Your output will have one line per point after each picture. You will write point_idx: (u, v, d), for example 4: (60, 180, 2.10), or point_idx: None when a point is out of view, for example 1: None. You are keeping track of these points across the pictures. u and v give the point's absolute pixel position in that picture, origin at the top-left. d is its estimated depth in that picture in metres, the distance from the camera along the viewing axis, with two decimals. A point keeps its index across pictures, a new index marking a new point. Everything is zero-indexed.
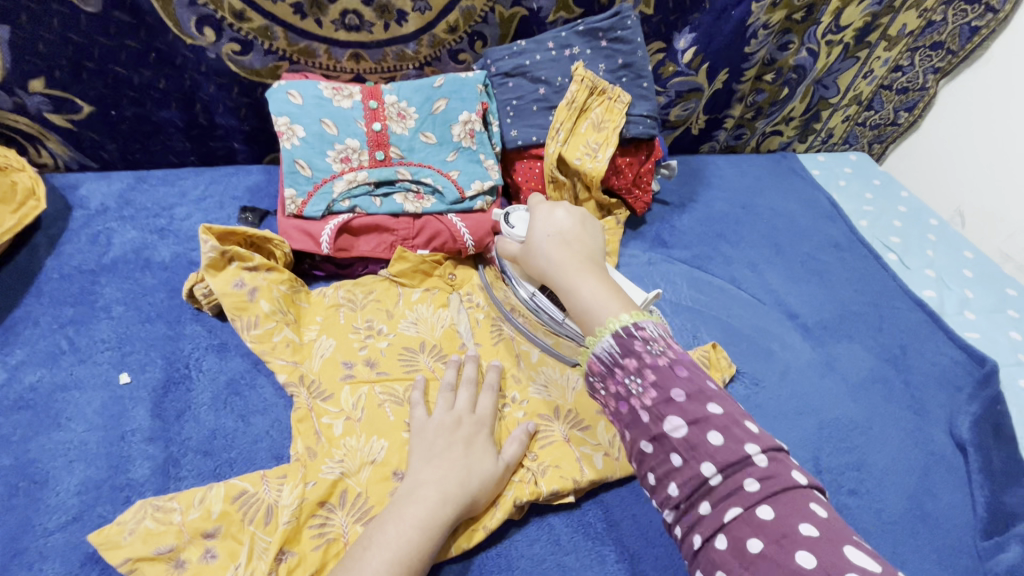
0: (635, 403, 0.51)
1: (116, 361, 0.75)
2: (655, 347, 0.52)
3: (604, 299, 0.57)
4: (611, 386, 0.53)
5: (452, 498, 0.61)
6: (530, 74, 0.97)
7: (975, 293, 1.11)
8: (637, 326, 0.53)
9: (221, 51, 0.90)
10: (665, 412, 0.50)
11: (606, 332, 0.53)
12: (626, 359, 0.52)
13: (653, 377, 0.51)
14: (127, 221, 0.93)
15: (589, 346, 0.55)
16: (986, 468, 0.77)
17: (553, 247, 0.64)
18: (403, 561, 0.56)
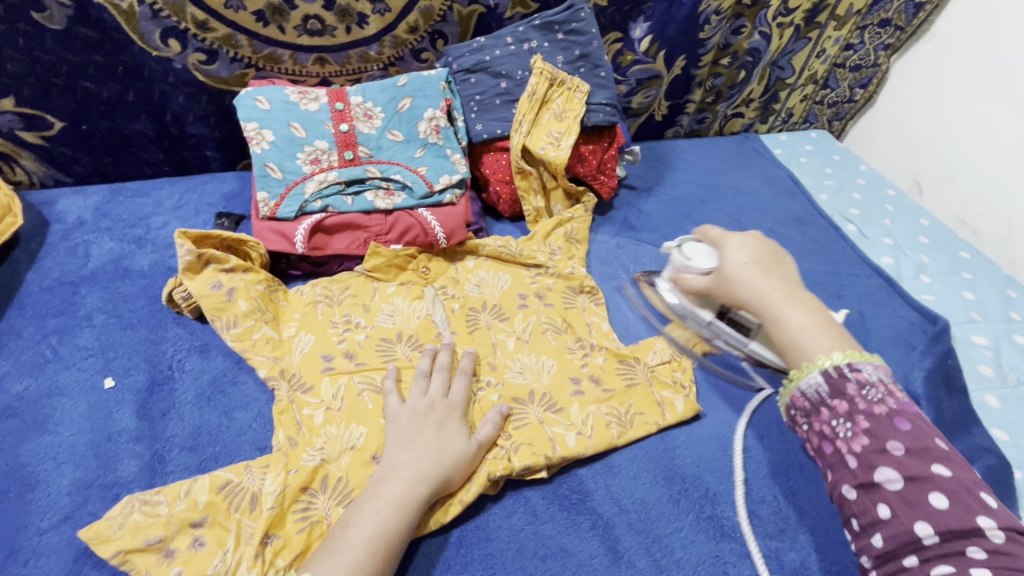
0: (841, 445, 0.57)
1: (100, 366, 0.77)
2: (873, 394, 0.57)
3: (821, 330, 0.66)
4: (817, 422, 0.60)
5: (426, 477, 0.64)
6: (490, 69, 1.01)
7: (931, 257, 1.16)
8: (850, 366, 0.60)
9: (187, 61, 0.93)
10: (873, 455, 0.55)
11: (816, 370, 0.61)
12: (837, 401, 0.59)
13: (864, 422, 0.56)
14: (105, 233, 0.95)
15: (797, 381, 0.63)
16: (938, 419, 0.82)
17: (748, 288, 0.71)
18: (380, 538, 0.59)
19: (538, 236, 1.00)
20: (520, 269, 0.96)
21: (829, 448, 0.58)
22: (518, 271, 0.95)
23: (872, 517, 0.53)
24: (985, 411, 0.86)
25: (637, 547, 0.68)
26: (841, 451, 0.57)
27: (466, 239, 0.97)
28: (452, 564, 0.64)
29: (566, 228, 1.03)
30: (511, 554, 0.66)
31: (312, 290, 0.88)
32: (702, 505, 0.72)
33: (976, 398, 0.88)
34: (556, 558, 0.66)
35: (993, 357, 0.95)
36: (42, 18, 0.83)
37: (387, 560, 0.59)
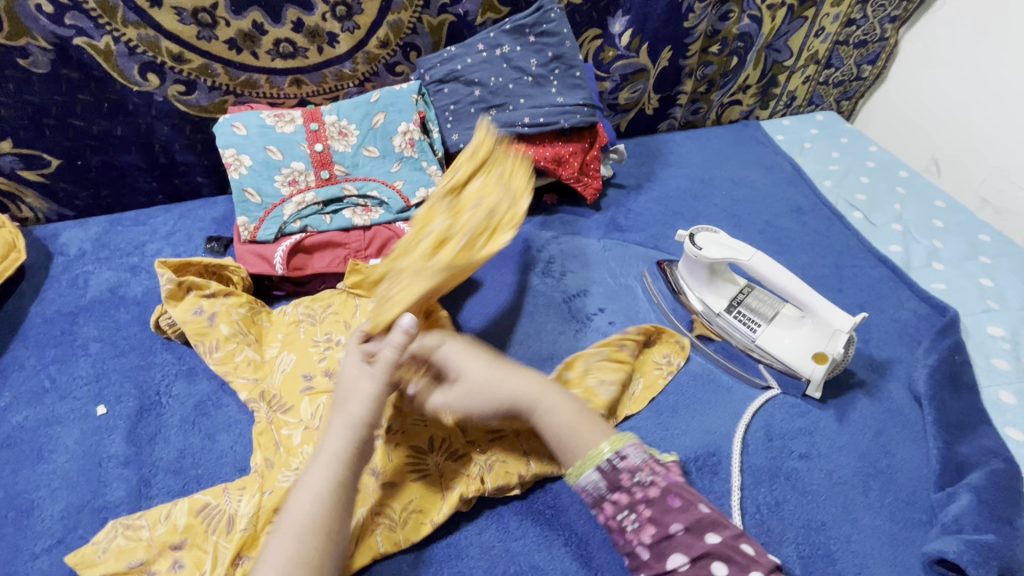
0: (627, 532, 0.60)
1: (94, 394, 0.81)
2: (643, 479, 0.61)
3: (578, 425, 0.65)
4: (603, 515, 0.62)
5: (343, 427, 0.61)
6: (463, 78, 1.00)
7: (945, 243, 1.09)
8: (619, 455, 0.62)
9: (168, 93, 0.96)
10: (663, 545, 0.58)
11: (591, 466, 0.62)
12: (616, 493, 0.61)
13: (644, 509, 0.59)
14: (103, 262, 1.00)
15: (573, 477, 0.63)
16: (941, 420, 0.77)
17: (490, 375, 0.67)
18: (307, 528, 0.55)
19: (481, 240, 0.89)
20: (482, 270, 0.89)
21: (622, 539, 0.61)
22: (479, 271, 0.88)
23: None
24: (998, 410, 0.80)
25: (611, 564, 0.66)
26: (634, 542, 0.60)
27: None
28: None
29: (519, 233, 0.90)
30: (482, 571, 0.65)
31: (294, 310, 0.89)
32: None
33: (989, 395, 0.82)
34: None
35: (1010, 349, 0.89)
36: (28, 64, 0.87)
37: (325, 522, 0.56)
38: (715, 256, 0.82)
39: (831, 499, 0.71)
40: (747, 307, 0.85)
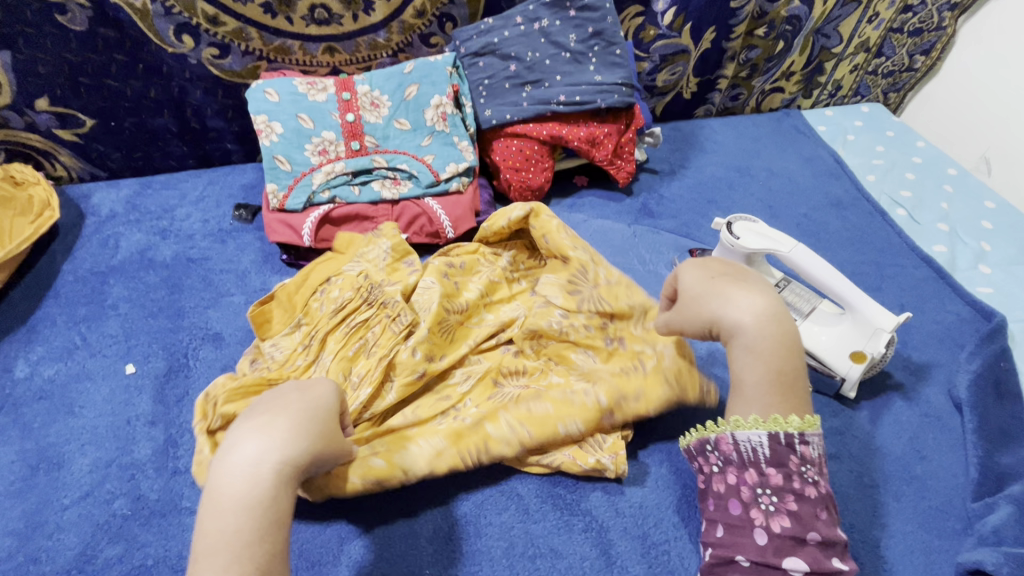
0: (754, 508, 0.58)
1: (123, 353, 0.82)
2: (809, 474, 0.58)
3: (781, 385, 0.60)
4: (736, 478, 0.60)
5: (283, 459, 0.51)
6: (499, 51, 0.97)
7: (993, 245, 1.04)
8: (803, 438, 0.58)
9: (201, 56, 0.95)
10: (789, 545, 0.56)
11: (767, 429, 0.59)
12: (772, 469, 0.58)
13: (791, 501, 0.57)
14: (133, 225, 1.00)
15: (734, 427, 0.60)
16: (982, 429, 0.74)
17: (741, 310, 0.60)
18: (248, 504, 0.49)
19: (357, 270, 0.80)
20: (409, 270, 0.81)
21: (740, 512, 0.59)
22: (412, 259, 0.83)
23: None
24: None
25: (630, 552, 0.65)
26: (755, 522, 0.58)
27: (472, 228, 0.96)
28: (440, 559, 0.64)
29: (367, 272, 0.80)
30: (500, 551, 0.65)
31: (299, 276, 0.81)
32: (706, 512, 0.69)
33: None
34: (546, 559, 0.65)
35: None
36: (66, 20, 0.87)
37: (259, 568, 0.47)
38: (755, 246, 0.79)
39: (862, 502, 0.69)
40: (783, 301, 0.82)
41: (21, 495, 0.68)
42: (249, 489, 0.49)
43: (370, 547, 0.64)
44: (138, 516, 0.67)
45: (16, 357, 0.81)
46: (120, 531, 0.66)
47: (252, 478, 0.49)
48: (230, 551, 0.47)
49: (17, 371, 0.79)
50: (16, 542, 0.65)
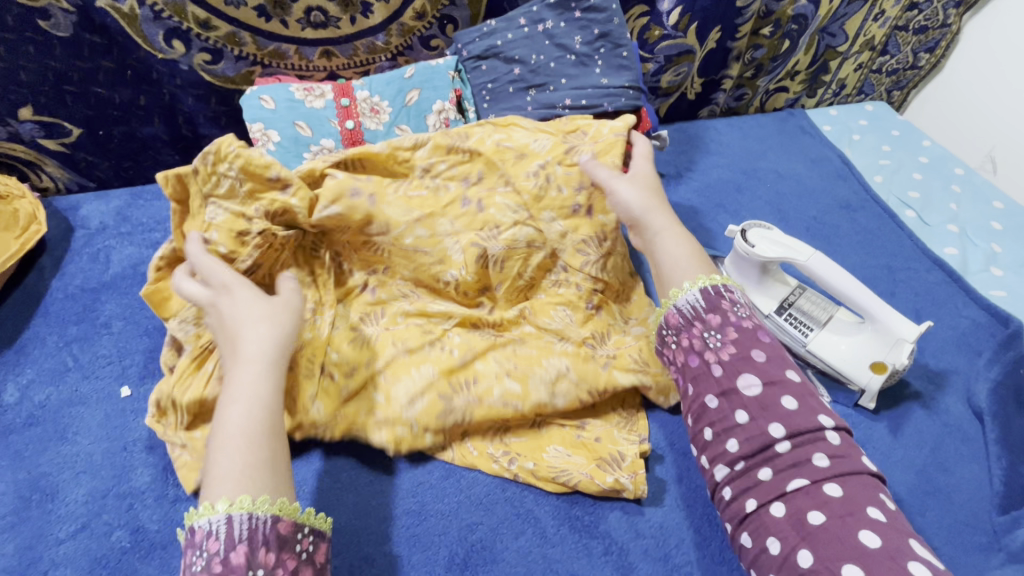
0: (707, 356, 0.62)
1: (117, 374, 0.79)
2: (740, 311, 0.63)
3: (687, 259, 0.70)
4: (687, 337, 0.64)
5: (262, 356, 0.59)
6: (503, 54, 0.94)
7: (1004, 246, 1.03)
8: (726, 288, 0.65)
9: (192, 61, 0.92)
10: (739, 364, 0.60)
11: (696, 287, 0.65)
12: (711, 314, 0.63)
13: (732, 332, 0.62)
14: (125, 237, 0.97)
15: (674, 298, 0.66)
16: (1004, 439, 0.72)
17: (642, 201, 0.74)
18: (256, 435, 0.55)
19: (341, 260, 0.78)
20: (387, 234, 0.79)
21: (699, 360, 0.62)
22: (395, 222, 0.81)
23: (730, 423, 0.59)
24: None
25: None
26: (708, 360, 0.62)
27: None
28: None
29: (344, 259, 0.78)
30: None
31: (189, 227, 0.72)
32: None
33: None
34: None
35: None
36: (49, 26, 0.83)
37: (267, 445, 0.56)
38: (771, 255, 0.77)
39: None
40: (799, 309, 0.80)
41: (13, 529, 0.65)
42: (251, 380, 0.58)
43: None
44: (138, 550, 0.64)
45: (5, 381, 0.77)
46: (119, 565, 0.63)
47: (253, 364, 0.59)
48: (238, 444, 0.55)
49: (6, 396, 0.76)
50: None
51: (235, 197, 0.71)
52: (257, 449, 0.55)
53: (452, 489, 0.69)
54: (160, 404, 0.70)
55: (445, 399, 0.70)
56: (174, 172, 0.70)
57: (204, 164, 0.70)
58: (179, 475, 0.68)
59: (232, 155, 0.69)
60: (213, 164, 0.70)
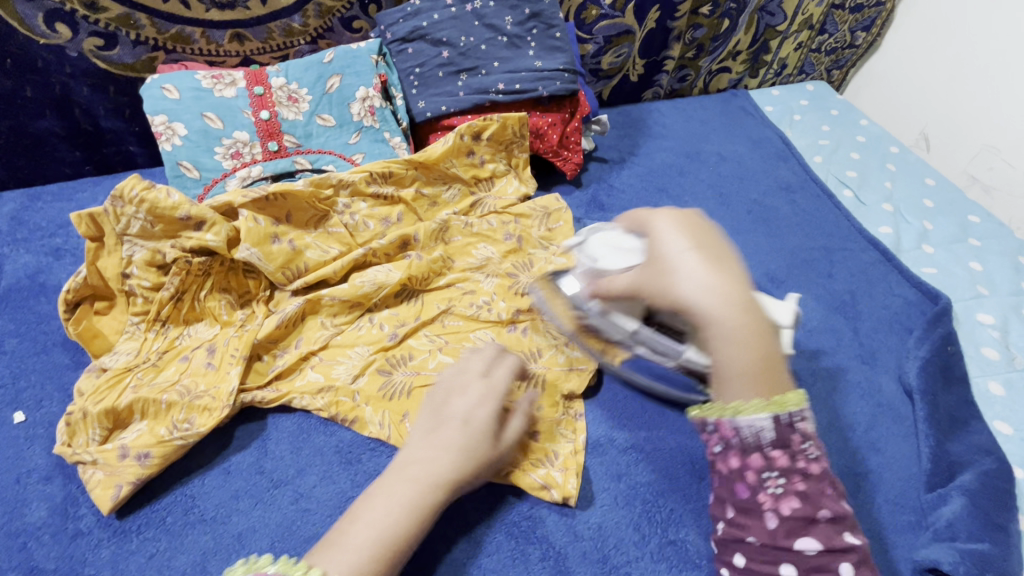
0: (763, 488, 0.55)
1: (10, 399, 0.72)
2: (811, 452, 0.56)
3: (762, 371, 0.55)
4: (741, 464, 0.56)
5: (449, 475, 0.59)
6: (429, 36, 0.89)
7: (935, 224, 1.05)
8: (800, 416, 0.55)
9: (82, 47, 0.83)
10: (799, 523, 0.54)
11: (762, 408, 0.55)
12: (777, 452, 0.55)
13: (800, 482, 0.54)
14: (20, 245, 0.88)
15: (736, 413, 0.56)
16: (932, 416, 0.74)
17: (700, 283, 0.56)
18: (419, 508, 0.56)
19: (276, 257, 0.77)
20: (308, 232, 0.82)
21: (749, 495, 0.56)
22: (328, 224, 0.83)
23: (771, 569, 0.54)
24: (987, 402, 0.78)
25: None
26: (764, 505, 0.55)
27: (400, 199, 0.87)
28: None
29: (252, 253, 0.75)
30: None
31: (107, 263, 0.73)
32: (666, 528, 0.66)
33: (978, 387, 0.80)
34: None
35: (999, 337, 0.86)
36: None
37: (393, 564, 0.54)
38: (615, 286, 0.65)
39: None
40: None
41: None
42: (416, 487, 0.57)
43: None
44: None
45: None
46: None
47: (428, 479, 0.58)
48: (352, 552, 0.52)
49: None
50: None
51: (149, 234, 0.72)
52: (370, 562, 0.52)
53: None
54: (68, 422, 0.64)
55: (384, 373, 0.74)
56: (86, 211, 0.70)
57: (112, 205, 0.69)
58: (92, 497, 0.62)
59: (136, 198, 0.69)
60: (121, 206, 0.69)
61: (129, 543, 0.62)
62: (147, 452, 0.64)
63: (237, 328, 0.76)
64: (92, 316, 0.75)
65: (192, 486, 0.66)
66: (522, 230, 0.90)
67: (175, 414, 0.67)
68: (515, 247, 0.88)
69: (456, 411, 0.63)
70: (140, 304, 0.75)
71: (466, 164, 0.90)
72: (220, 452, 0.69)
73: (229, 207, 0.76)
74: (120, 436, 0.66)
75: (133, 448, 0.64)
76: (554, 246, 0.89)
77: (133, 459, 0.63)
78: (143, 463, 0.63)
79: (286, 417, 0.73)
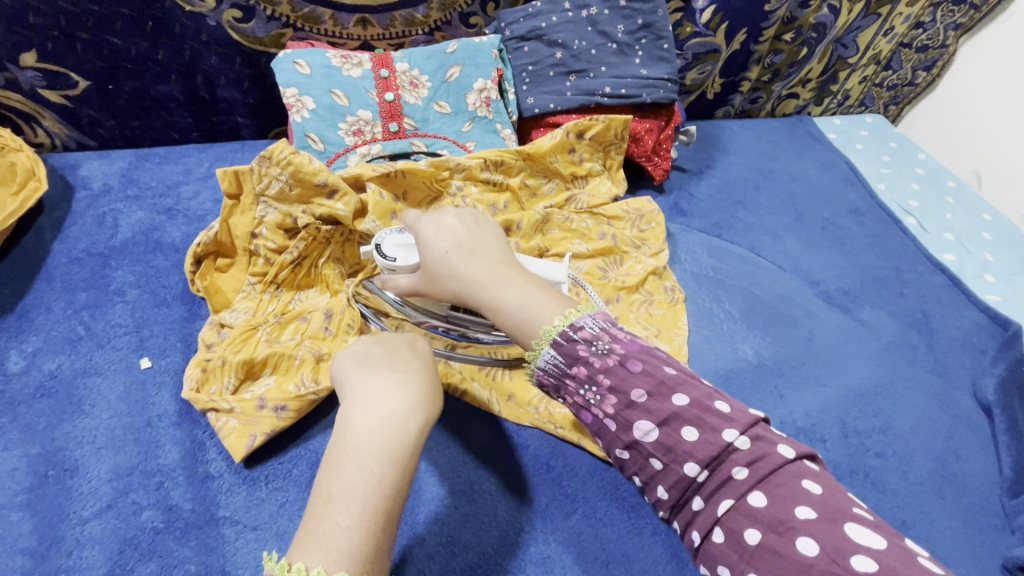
0: (598, 412, 0.56)
1: (135, 345, 0.73)
2: (602, 346, 0.56)
3: (500, 276, 0.62)
4: (570, 392, 0.58)
5: (413, 415, 0.55)
6: (546, 37, 0.93)
7: (995, 255, 1.10)
8: (574, 327, 0.57)
9: (222, 18, 0.86)
10: (631, 414, 0.54)
11: (546, 344, 0.57)
12: (574, 368, 0.57)
13: (607, 381, 0.55)
14: (133, 201, 0.90)
15: (534, 360, 0.59)
16: (1012, 430, 0.78)
17: (479, 273, 0.62)
18: (394, 453, 0.53)
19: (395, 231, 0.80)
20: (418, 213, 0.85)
21: (599, 421, 0.56)
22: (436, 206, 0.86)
23: (649, 471, 0.54)
24: None
25: None
26: (607, 424, 0.56)
27: (505, 188, 0.90)
28: (508, 568, 0.61)
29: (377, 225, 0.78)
30: (572, 559, 0.63)
31: (239, 221, 0.76)
32: None
33: None
34: (620, 565, 0.63)
35: None
36: None
37: (391, 524, 0.51)
38: (400, 286, 0.68)
39: (911, 499, 0.71)
40: None
41: (29, 508, 0.59)
42: (381, 438, 0.53)
43: (434, 557, 0.60)
44: (172, 530, 0.60)
45: (8, 348, 0.71)
46: (152, 548, 0.58)
47: (399, 430, 0.54)
48: (342, 535, 0.48)
49: (10, 364, 0.70)
50: (29, 563, 0.56)
51: (285, 197, 0.75)
52: (362, 536, 0.48)
53: (500, 470, 0.68)
54: (204, 369, 0.68)
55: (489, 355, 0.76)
56: (233, 168, 0.73)
57: (259, 165, 0.73)
58: (225, 444, 0.64)
59: (284, 160, 0.73)
60: (267, 166, 0.73)
61: (259, 491, 0.63)
62: (284, 405, 0.66)
63: None
64: (214, 273, 0.79)
65: (316, 442, 0.68)
66: (617, 231, 0.93)
67: (304, 373, 0.70)
68: (612, 245, 0.90)
69: (393, 362, 0.61)
70: (261, 264, 0.78)
71: (568, 161, 0.94)
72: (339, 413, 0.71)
73: (358, 178, 0.80)
74: (250, 390, 0.68)
75: (264, 402, 0.66)
76: (646, 246, 0.93)
77: (270, 410, 0.66)
78: (280, 414, 0.66)
79: None
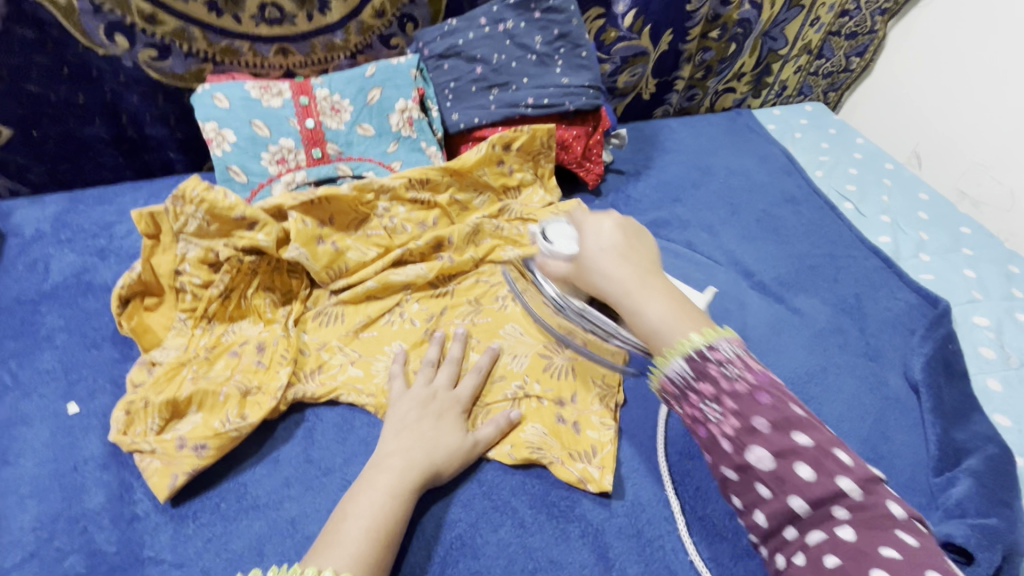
0: (715, 430, 0.54)
1: (63, 390, 0.74)
2: (733, 372, 0.53)
3: (679, 313, 0.58)
4: (688, 410, 0.56)
5: (418, 463, 0.64)
6: (465, 54, 0.95)
7: (930, 234, 1.12)
8: (710, 347, 0.54)
9: (138, 57, 0.87)
10: (748, 438, 0.52)
11: (678, 355, 0.55)
12: (703, 385, 0.54)
13: (732, 403, 0.53)
14: (65, 245, 0.91)
15: (661, 365, 0.57)
16: (937, 408, 0.80)
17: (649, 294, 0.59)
18: (400, 490, 0.62)
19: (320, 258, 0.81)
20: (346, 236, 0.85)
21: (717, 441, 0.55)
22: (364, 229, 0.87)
23: (755, 496, 0.53)
24: (986, 397, 0.84)
25: (629, 555, 0.66)
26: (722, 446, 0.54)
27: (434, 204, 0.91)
28: None
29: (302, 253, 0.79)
30: (499, 570, 0.63)
31: (161, 260, 0.77)
32: (697, 505, 0.70)
33: (977, 382, 0.86)
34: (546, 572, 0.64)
35: (994, 338, 0.93)
36: None
37: (386, 548, 0.58)
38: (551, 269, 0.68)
39: None
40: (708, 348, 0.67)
41: None
42: (396, 474, 0.63)
43: None
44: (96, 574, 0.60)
45: None
46: None
47: (404, 468, 0.63)
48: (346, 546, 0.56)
49: None
50: None
51: (204, 234, 0.76)
52: (360, 550, 0.56)
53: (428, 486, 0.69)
54: (128, 411, 0.68)
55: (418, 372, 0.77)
56: (147, 209, 0.74)
57: (173, 205, 0.74)
58: (150, 485, 0.64)
59: (197, 198, 0.73)
60: (181, 206, 0.74)
61: (186, 528, 0.64)
62: (203, 443, 0.66)
63: (283, 327, 0.80)
64: (142, 311, 0.78)
65: (245, 474, 0.69)
66: None
67: (230, 408, 0.70)
68: None
69: (427, 407, 0.69)
70: (189, 300, 0.78)
71: (496, 173, 0.95)
72: (268, 444, 0.72)
73: (279, 208, 0.80)
74: (175, 429, 0.68)
75: (188, 441, 0.66)
76: None
77: (191, 449, 0.66)
78: (199, 454, 0.66)
79: (329, 409, 0.76)
